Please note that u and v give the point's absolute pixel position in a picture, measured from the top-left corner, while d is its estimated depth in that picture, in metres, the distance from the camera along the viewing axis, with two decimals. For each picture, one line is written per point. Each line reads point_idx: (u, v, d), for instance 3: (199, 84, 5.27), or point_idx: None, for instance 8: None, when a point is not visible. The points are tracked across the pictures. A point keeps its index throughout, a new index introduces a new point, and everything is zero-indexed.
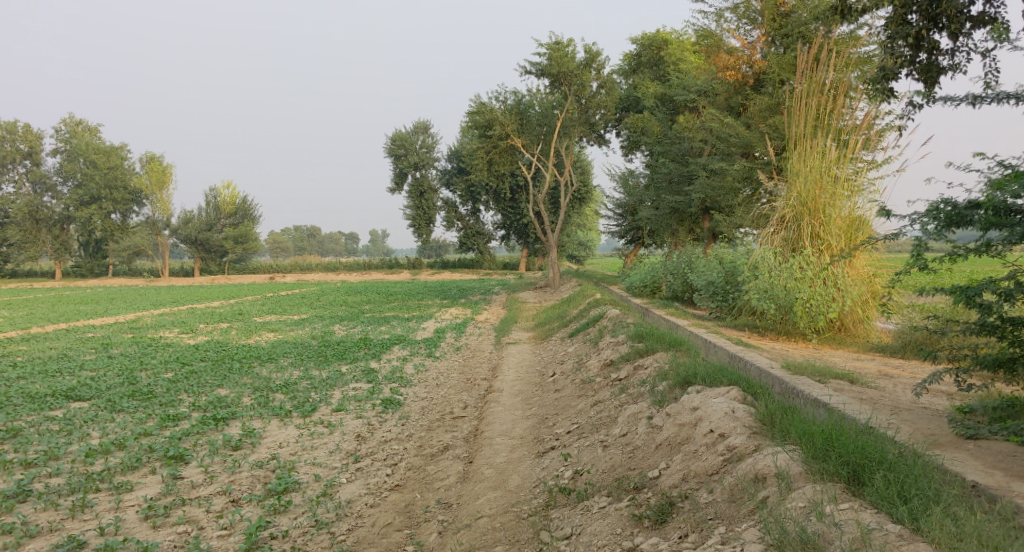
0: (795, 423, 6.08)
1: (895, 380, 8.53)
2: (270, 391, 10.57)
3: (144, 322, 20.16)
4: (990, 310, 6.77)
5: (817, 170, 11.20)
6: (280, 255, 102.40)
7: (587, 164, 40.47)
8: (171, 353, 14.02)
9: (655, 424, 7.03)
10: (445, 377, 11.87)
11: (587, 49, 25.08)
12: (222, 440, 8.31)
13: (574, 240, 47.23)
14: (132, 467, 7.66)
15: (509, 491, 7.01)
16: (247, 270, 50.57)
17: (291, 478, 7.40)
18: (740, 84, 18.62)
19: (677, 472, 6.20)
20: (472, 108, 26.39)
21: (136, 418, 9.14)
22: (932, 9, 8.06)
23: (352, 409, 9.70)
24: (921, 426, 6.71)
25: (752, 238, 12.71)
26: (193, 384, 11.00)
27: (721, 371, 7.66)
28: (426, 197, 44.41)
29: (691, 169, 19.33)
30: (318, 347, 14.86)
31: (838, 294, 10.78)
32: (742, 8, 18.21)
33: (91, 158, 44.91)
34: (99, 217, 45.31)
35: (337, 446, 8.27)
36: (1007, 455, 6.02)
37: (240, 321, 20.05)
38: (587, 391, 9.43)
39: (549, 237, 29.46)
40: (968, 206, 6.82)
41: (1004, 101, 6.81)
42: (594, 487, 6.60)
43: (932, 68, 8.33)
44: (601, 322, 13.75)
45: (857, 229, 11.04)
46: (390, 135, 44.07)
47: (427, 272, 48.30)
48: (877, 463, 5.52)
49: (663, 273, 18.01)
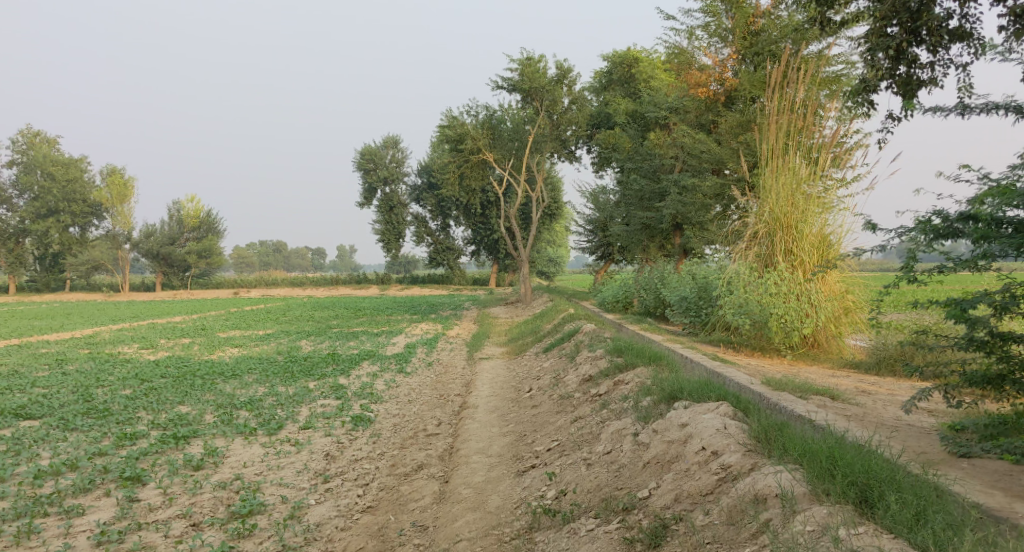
0: (793, 441, 5.83)
1: (876, 396, 8.32)
2: (234, 408, 10.11)
3: (101, 337, 19.42)
4: (980, 326, 6.54)
5: (789, 188, 10.96)
6: (245, 271, 100.84)
7: (558, 181, 40.45)
8: (130, 370, 13.42)
9: (641, 442, 6.73)
10: (417, 393, 11.46)
11: (558, 66, 25.02)
12: (183, 460, 7.84)
13: (544, 257, 47.08)
14: (85, 489, 7.16)
15: (489, 512, 6.66)
16: (210, 285, 49.53)
17: (255, 500, 6.96)
18: (711, 101, 18.35)
19: (669, 493, 5.90)
20: (443, 122, 26.12)
21: (90, 437, 8.64)
22: (912, 22, 7.83)
23: (320, 426, 9.29)
24: (912, 443, 6.51)
25: (725, 253, 12.50)
26: (153, 401, 10.49)
27: (707, 386, 7.40)
28: (395, 212, 43.96)
29: (663, 186, 19.15)
30: (285, 362, 14.38)
31: (812, 309, 10.62)
32: (713, 26, 17.97)
33: (49, 170, 44.02)
34: (56, 230, 44.11)
35: (306, 466, 7.85)
36: (1004, 474, 5.84)
37: (203, 337, 19.40)
38: (565, 407, 9.13)
39: (520, 252, 29.14)
40: (959, 218, 6.63)
41: (992, 111, 6.67)
42: (580, 508, 6.27)
43: (911, 81, 8.18)
44: (577, 337, 13.49)
45: (829, 245, 10.85)
46: (359, 150, 43.66)
47: (396, 288, 47.78)
48: (886, 484, 5.28)
49: (635, 289, 17.82)
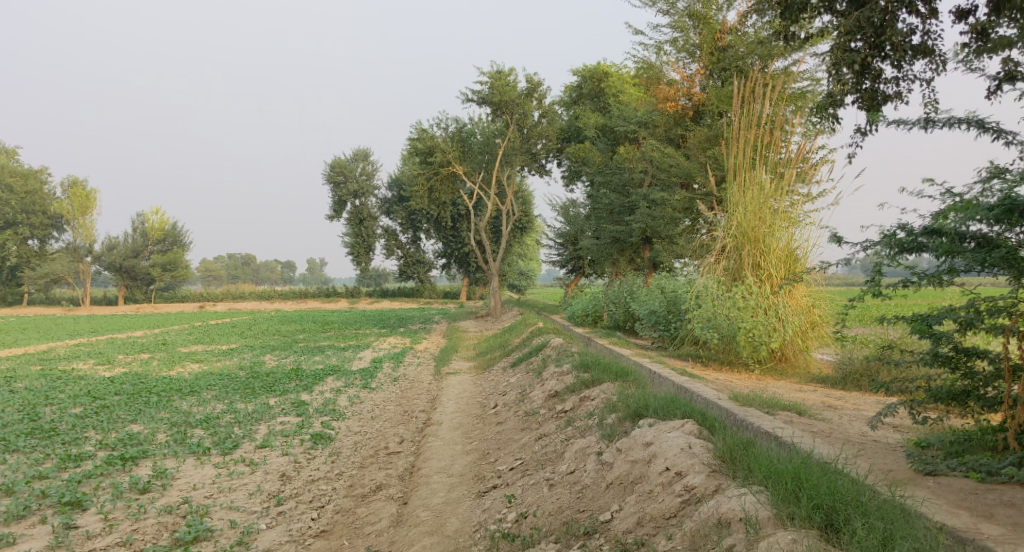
0: (758, 461, 5.67)
1: (841, 411, 8.23)
2: (189, 426, 9.75)
3: (57, 352, 18.83)
4: (944, 341, 6.44)
5: (756, 202, 10.85)
6: (212, 284, 99.37)
7: (529, 194, 40.40)
8: (83, 387, 12.96)
9: (605, 461, 6.54)
10: (381, 410, 11.17)
11: (528, 79, 24.97)
12: (129, 482, 7.49)
13: (515, 270, 46.93)
14: (18, 517, 6.80)
15: (447, 537, 6.42)
16: (175, 299, 48.66)
17: (202, 526, 6.64)
18: (680, 116, 18.41)
19: (631, 516, 5.71)
20: (412, 134, 25.90)
21: (32, 459, 8.25)
22: (875, 37, 7.77)
23: (278, 445, 8.98)
24: (878, 461, 6.40)
25: (694, 267, 12.38)
26: (103, 420, 10.08)
27: (673, 403, 7.24)
28: (365, 225, 43.61)
29: (633, 200, 18.86)
30: (246, 378, 14.00)
31: (779, 323, 10.52)
32: (680, 42, 17.92)
33: (7, 181, 43.11)
34: (14, 243, 43.08)
35: (258, 488, 7.54)
36: (969, 493, 5.73)
37: (163, 352, 18.90)
38: (530, 424, 8.92)
39: (491, 265, 28.91)
40: (922, 232, 6.51)
41: (955, 126, 6.60)
42: (540, 532, 6.05)
43: (876, 96, 8.11)
44: (544, 352, 13.27)
45: (796, 260, 10.79)
46: (329, 162, 43.28)
47: (365, 302, 47.28)
48: (852, 508, 5.12)
49: (604, 302, 17.68)
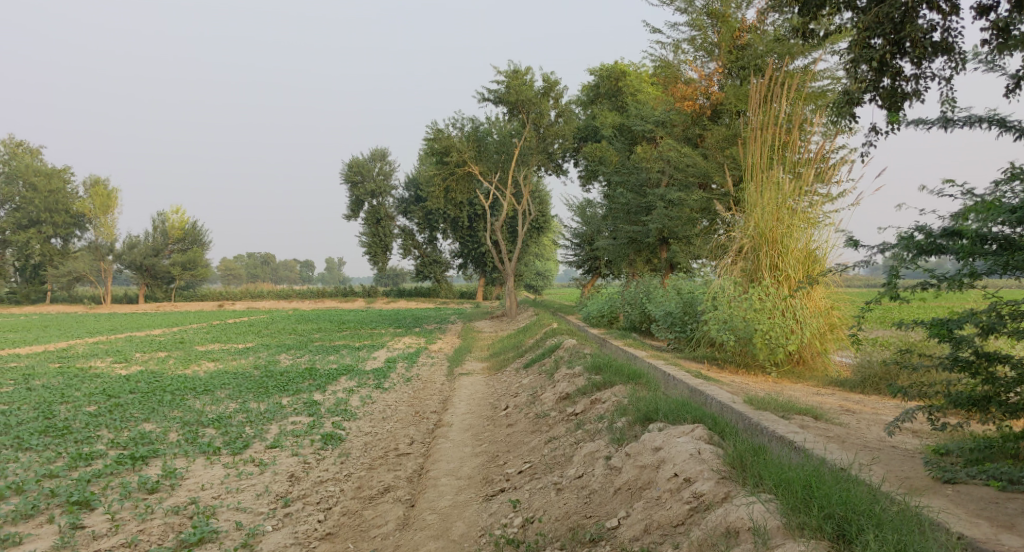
0: (769, 468, 5.55)
1: (860, 416, 8.08)
2: (200, 426, 9.75)
3: (76, 350, 18.95)
4: (965, 345, 6.26)
5: (775, 202, 10.68)
6: (231, 282, 99.93)
7: (546, 194, 40.24)
8: (99, 385, 13.02)
9: (613, 466, 6.44)
10: (392, 410, 11.11)
11: (545, 78, 24.84)
12: (137, 482, 7.48)
13: (532, 270, 46.82)
14: (26, 516, 6.81)
15: (453, 541, 6.35)
16: (195, 297, 48.96)
17: (207, 527, 6.61)
18: (697, 114, 18.16)
19: (638, 523, 5.62)
20: (428, 134, 25.81)
21: (43, 458, 8.27)
22: (895, 33, 7.59)
23: (288, 445, 8.94)
24: (894, 468, 6.25)
25: (711, 268, 12.21)
26: (116, 418, 10.10)
27: (684, 407, 7.12)
28: (382, 225, 43.63)
29: (649, 200, 18.68)
30: (260, 377, 14.00)
31: (796, 325, 10.37)
32: (699, 39, 17.74)
33: (31, 180, 43.70)
34: (37, 241, 43.71)
35: (266, 489, 7.50)
36: (990, 502, 5.57)
37: (180, 350, 18.99)
38: (541, 426, 8.83)
39: (506, 266, 28.81)
40: (942, 234, 6.33)
41: (975, 124, 6.44)
42: (546, 539, 5.98)
43: (895, 93, 7.93)
44: (557, 353, 13.17)
45: (815, 261, 10.60)
46: (347, 162, 43.36)
47: (382, 301, 47.31)
48: (865, 517, 4.99)
49: (621, 303, 17.54)
